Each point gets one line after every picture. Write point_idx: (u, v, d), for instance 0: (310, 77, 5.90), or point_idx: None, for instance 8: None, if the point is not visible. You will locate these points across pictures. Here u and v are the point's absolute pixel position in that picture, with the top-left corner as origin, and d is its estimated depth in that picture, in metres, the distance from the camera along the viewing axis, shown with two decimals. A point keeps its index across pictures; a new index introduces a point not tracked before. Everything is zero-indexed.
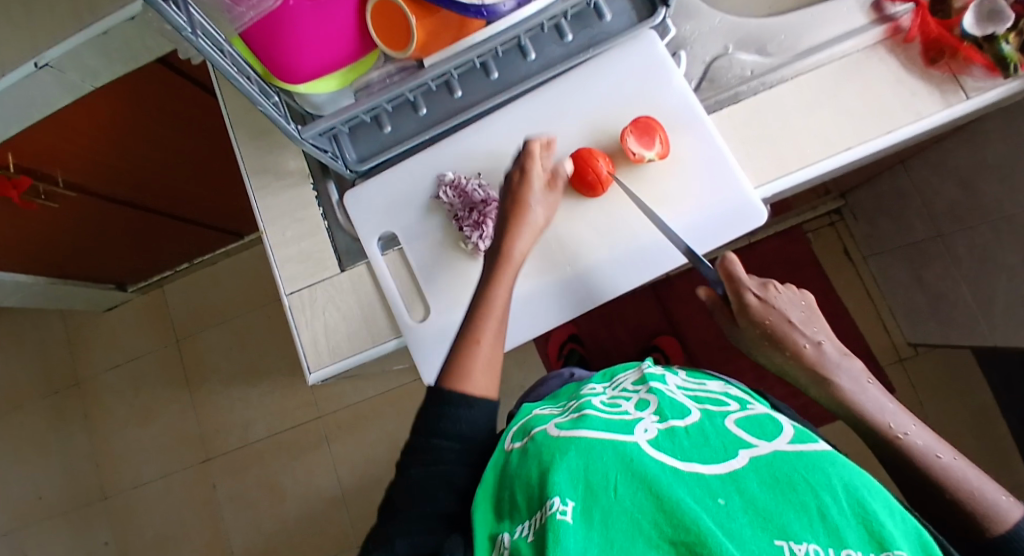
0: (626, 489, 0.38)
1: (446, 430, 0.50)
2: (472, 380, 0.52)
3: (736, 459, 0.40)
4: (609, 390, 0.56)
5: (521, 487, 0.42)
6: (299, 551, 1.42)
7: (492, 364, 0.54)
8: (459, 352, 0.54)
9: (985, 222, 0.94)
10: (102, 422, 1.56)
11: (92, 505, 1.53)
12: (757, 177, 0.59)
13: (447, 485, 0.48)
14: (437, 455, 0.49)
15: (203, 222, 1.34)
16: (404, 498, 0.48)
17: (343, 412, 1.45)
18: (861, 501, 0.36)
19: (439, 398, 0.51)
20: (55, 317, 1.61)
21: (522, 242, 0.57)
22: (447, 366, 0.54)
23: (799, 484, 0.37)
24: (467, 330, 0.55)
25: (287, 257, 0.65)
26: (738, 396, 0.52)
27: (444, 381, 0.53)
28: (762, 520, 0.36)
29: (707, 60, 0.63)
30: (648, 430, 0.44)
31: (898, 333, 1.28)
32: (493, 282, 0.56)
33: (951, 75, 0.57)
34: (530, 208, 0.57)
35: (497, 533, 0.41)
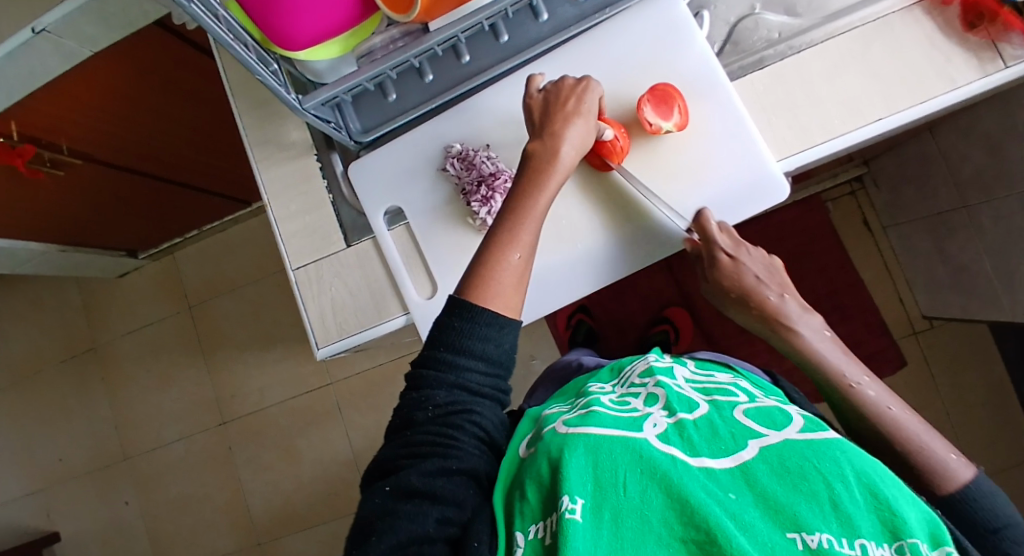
0: (635, 485, 0.37)
1: (468, 353, 0.46)
2: (498, 296, 0.49)
3: (746, 451, 0.39)
4: (618, 386, 0.56)
5: (532, 484, 0.40)
6: (314, 512, 1.46)
7: (520, 282, 0.51)
8: (490, 266, 0.50)
9: (1015, 193, 0.90)
10: (120, 387, 1.59)
11: (115, 465, 1.58)
12: (779, 150, 0.56)
13: (471, 424, 0.45)
14: (455, 390, 0.46)
15: (209, 190, 1.33)
16: (422, 445, 0.44)
17: (354, 380, 1.47)
18: (874, 490, 0.35)
19: (465, 317, 0.47)
20: (70, 284, 1.63)
21: (568, 149, 0.53)
22: (474, 276, 0.50)
23: (810, 474, 0.36)
24: (501, 237, 0.51)
25: (292, 232, 0.64)
26: (747, 388, 0.51)
27: (469, 294, 0.49)
28: (773, 513, 0.35)
29: (732, 20, 0.59)
30: (657, 425, 0.43)
31: (915, 306, 1.25)
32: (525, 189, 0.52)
33: (990, 41, 0.53)
34: (574, 122, 0.54)
35: (512, 534, 0.38)
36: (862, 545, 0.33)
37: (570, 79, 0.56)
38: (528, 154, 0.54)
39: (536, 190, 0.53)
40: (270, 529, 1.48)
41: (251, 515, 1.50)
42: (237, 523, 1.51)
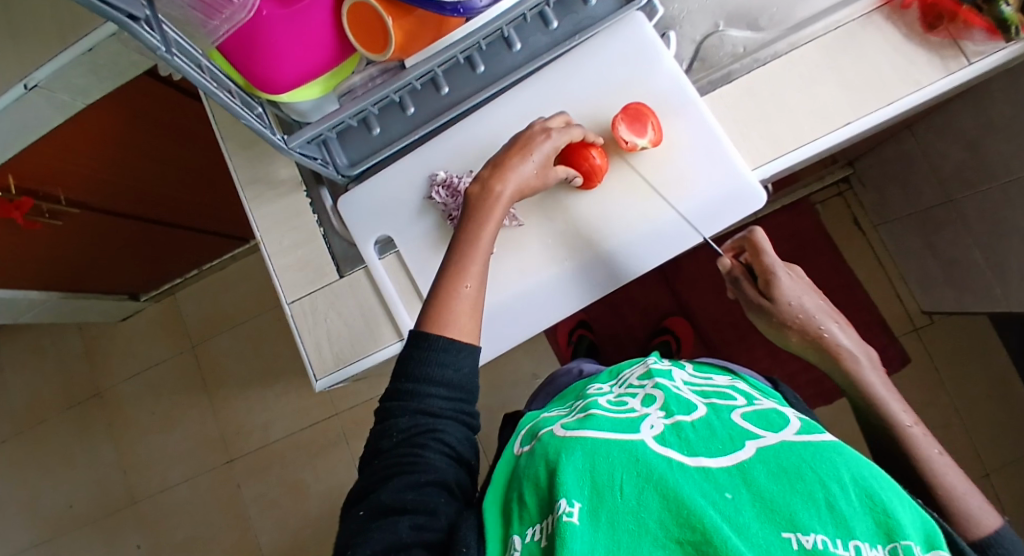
0: (631, 487, 0.38)
1: (429, 380, 0.48)
2: (454, 325, 0.50)
3: (743, 451, 0.40)
4: (616, 388, 0.57)
5: (530, 487, 0.41)
6: (325, 546, 1.45)
7: (475, 312, 0.52)
8: (444, 296, 0.51)
9: (997, 185, 0.91)
10: (125, 430, 1.60)
11: (123, 510, 1.57)
12: (753, 159, 0.58)
13: (435, 440, 0.46)
14: (418, 416, 0.46)
15: (206, 229, 1.35)
16: (391, 464, 0.45)
17: (358, 409, 1.47)
18: (870, 492, 0.36)
19: (420, 346, 0.48)
20: (73, 331, 1.64)
21: (506, 188, 0.54)
22: (430, 306, 0.51)
23: (807, 475, 0.37)
24: (453, 271, 0.52)
25: (285, 266, 0.65)
26: (745, 391, 0.52)
27: (426, 325, 0.50)
28: (769, 513, 0.36)
29: (697, 39, 0.61)
30: (655, 426, 0.44)
31: (911, 301, 1.26)
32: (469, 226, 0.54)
33: (951, 40, 0.55)
34: (527, 156, 0.55)
35: (509, 537, 0.40)
36: (857, 546, 0.34)
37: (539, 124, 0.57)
38: (471, 191, 0.55)
39: (482, 221, 0.54)
40: None
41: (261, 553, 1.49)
42: None
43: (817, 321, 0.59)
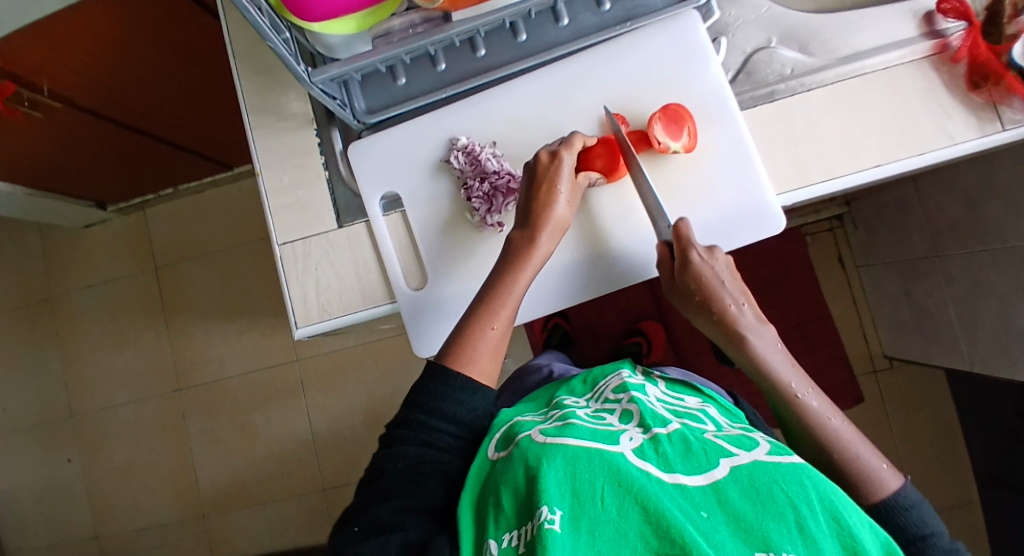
0: (612, 498, 0.38)
1: (442, 414, 0.51)
2: (475, 364, 0.53)
3: (718, 468, 0.40)
4: (592, 401, 0.56)
5: (507, 491, 0.41)
6: (265, 489, 1.44)
7: (497, 348, 0.55)
8: (468, 336, 0.54)
9: (987, 249, 0.93)
10: (74, 342, 1.53)
11: (60, 422, 1.52)
12: (780, 183, 0.57)
13: (439, 471, 0.49)
14: (426, 441, 0.50)
15: (191, 148, 1.28)
16: (392, 485, 0.48)
17: (321, 360, 1.44)
18: (836, 515, 0.36)
19: (438, 379, 0.52)
20: (31, 231, 1.56)
21: (545, 240, 0.55)
22: (455, 345, 0.54)
23: (779, 496, 0.37)
24: (479, 314, 0.55)
25: (282, 206, 0.62)
26: (714, 416, 0.51)
27: (449, 360, 0.53)
28: (744, 532, 0.35)
29: (747, 51, 0.60)
30: (633, 439, 0.44)
31: (876, 344, 1.30)
32: (503, 277, 0.55)
33: (989, 103, 0.55)
34: (556, 199, 0.55)
35: (483, 541, 0.40)
36: None
37: (542, 156, 0.55)
38: (508, 241, 0.56)
39: (514, 270, 0.55)
40: (217, 502, 1.45)
41: (199, 486, 1.47)
42: (183, 493, 1.47)
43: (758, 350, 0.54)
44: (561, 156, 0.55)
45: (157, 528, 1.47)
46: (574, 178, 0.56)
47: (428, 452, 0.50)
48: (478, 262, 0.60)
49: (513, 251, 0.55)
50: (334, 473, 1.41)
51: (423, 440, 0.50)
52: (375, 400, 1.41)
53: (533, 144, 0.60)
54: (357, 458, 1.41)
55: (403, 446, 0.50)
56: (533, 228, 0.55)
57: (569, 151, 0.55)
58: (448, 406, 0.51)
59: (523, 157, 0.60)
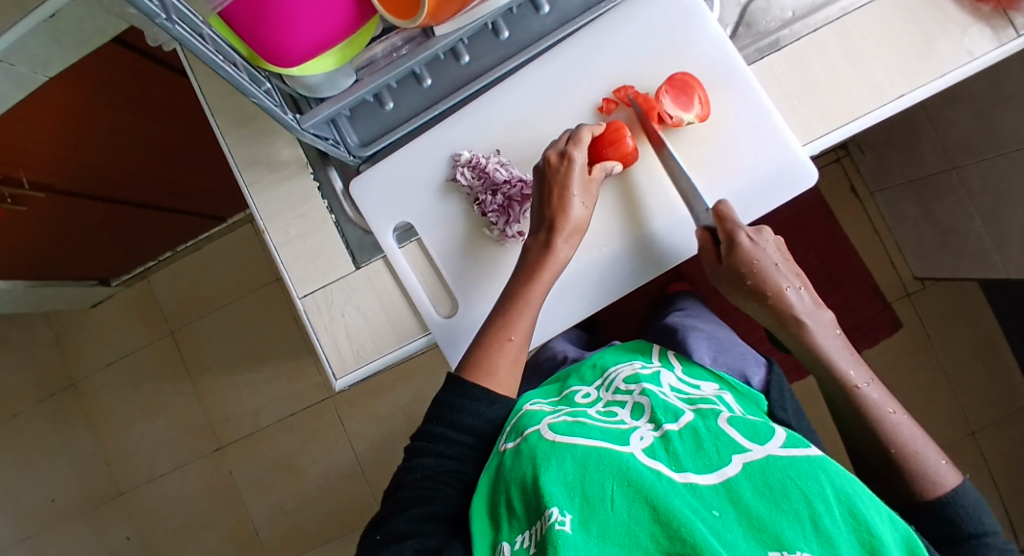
0: (621, 500, 0.37)
1: (458, 426, 0.52)
2: (496, 376, 0.53)
3: (729, 466, 0.38)
4: (603, 392, 0.56)
5: (519, 492, 0.42)
6: (323, 528, 1.44)
7: (515, 364, 0.54)
8: (486, 348, 0.53)
9: (1003, 153, 0.90)
10: (107, 419, 1.53)
11: (109, 501, 1.52)
12: (803, 134, 0.54)
13: (455, 479, 0.50)
14: (442, 453, 0.51)
15: (182, 209, 1.26)
16: (410, 495, 0.49)
17: (351, 390, 1.43)
18: (854, 510, 0.34)
19: (459, 394, 0.51)
20: (41, 319, 1.55)
21: (564, 246, 0.53)
22: (472, 355, 0.53)
23: (792, 491, 0.35)
24: (496, 326, 0.53)
25: (294, 257, 0.60)
26: (729, 401, 0.50)
27: (467, 373, 0.53)
28: (756, 532, 0.34)
29: (743, 1, 0.57)
30: (643, 438, 0.43)
31: (905, 267, 1.27)
32: (518, 289, 0.53)
33: (1000, 10, 0.52)
34: (571, 201, 0.52)
35: (498, 542, 0.41)
36: None
37: (552, 157, 0.53)
38: (525, 248, 0.55)
39: (533, 278, 0.53)
40: (277, 547, 1.45)
41: (258, 536, 1.46)
42: (244, 547, 1.47)
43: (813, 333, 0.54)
44: (571, 154, 0.52)
45: None
46: (589, 173, 0.53)
47: (445, 464, 0.50)
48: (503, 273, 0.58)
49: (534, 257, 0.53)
50: None
51: (440, 452, 0.50)
52: (415, 421, 1.40)
53: (539, 144, 0.57)
54: None
55: (421, 460, 0.51)
56: (550, 233, 0.53)
57: (580, 146, 0.52)
58: (466, 419, 0.51)
59: (532, 159, 0.57)
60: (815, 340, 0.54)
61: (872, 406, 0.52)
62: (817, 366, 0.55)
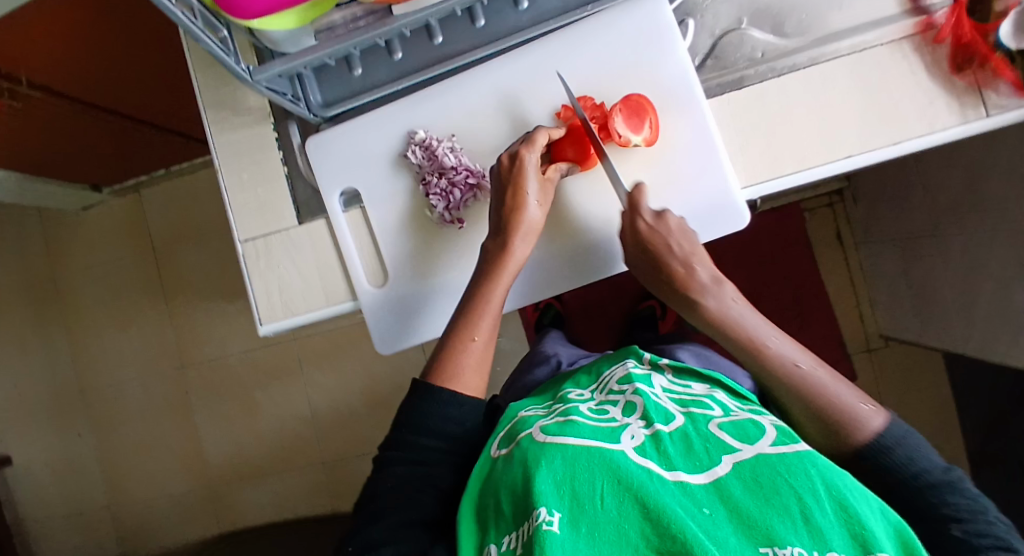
0: (612, 499, 0.37)
1: (429, 430, 0.51)
2: (462, 379, 0.53)
3: (720, 466, 0.39)
4: (597, 393, 0.53)
5: (507, 494, 0.41)
6: (268, 463, 1.48)
7: (481, 364, 0.54)
8: (450, 352, 0.53)
9: (984, 228, 0.90)
10: (80, 321, 1.56)
11: (70, 399, 1.56)
12: (746, 176, 0.55)
13: (431, 485, 0.49)
14: (415, 460, 0.49)
15: (179, 131, 1.27)
16: (385, 504, 0.48)
17: (317, 338, 1.46)
18: (844, 504, 0.36)
19: (426, 398, 0.51)
20: (32, 213, 1.57)
21: (521, 244, 0.54)
22: (438, 363, 0.53)
23: (783, 489, 0.36)
24: (461, 326, 0.54)
25: (242, 202, 0.61)
26: (722, 400, 0.49)
27: (434, 377, 0.53)
28: (747, 528, 0.35)
29: (717, 33, 0.57)
30: (635, 437, 0.43)
31: (874, 322, 1.28)
32: (481, 286, 0.54)
33: (976, 86, 0.51)
34: (527, 201, 0.54)
35: (485, 543, 0.41)
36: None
37: (506, 157, 0.54)
38: (484, 251, 0.56)
39: (493, 280, 0.54)
40: (223, 473, 1.50)
41: (205, 460, 1.51)
42: (191, 467, 1.52)
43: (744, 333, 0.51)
44: (525, 155, 0.53)
45: (167, 498, 1.53)
46: (543, 173, 0.55)
47: (419, 470, 0.49)
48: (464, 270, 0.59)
49: (487, 256, 0.55)
50: (334, 448, 1.45)
51: (412, 460, 0.49)
52: (373, 379, 1.43)
53: (496, 138, 0.58)
54: (356, 434, 1.44)
55: (392, 467, 0.50)
56: (507, 234, 0.54)
57: (535, 146, 0.54)
58: (434, 423, 0.51)
59: (483, 149, 0.58)
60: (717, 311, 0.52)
61: (780, 366, 0.50)
62: (748, 354, 0.51)
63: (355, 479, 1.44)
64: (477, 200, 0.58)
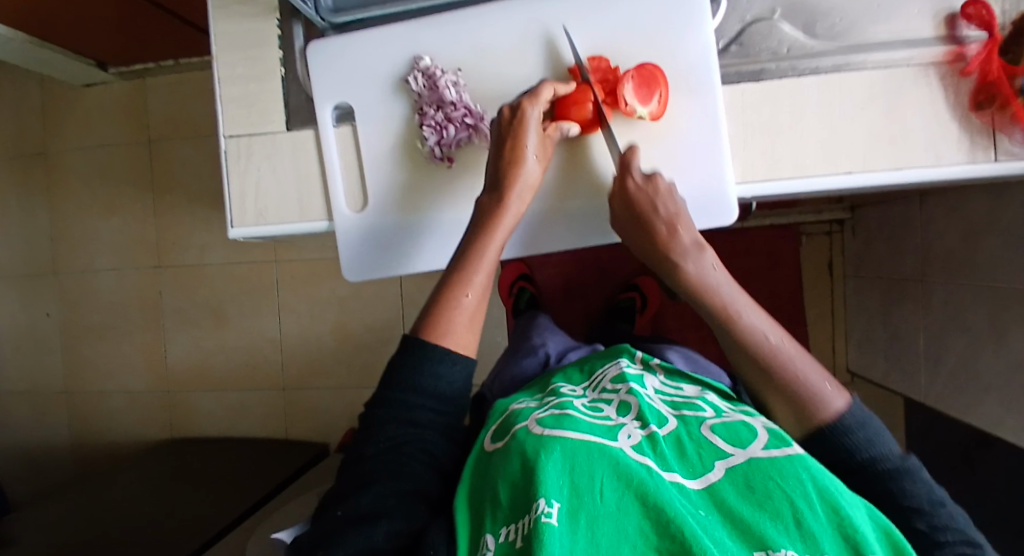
0: (611, 493, 0.38)
1: (421, 390, 0.49)
2: (452, 335, 0.51)
3: (713, 472, 0.40)
4: (590, 391, 0.55)
5: (505, 485, 0.41)
6: (229, 378, 1.49)
7: (473, 321, 0.52)
8: (445, 306, 0.51)
9: (969, 281, 0.90)
10: (64, 200, 1.53)
11: (43, 276, 1.55)
12: (742, 171, 0.53)
13: (422, 451, 0.49)
14: (407, 420, 0.49)
15: (192, 24, 1.22)
16: (372, 467, 0.48)
17: (297, 264, 1.44)
18: (836, 509, 0.36)
19: (419, 357, 0.49)
20: (33, 80, 1.53)
21: (515, 201, 0.53)
22: (431, 316, 0.52)
23: (776, 493, 0.37)
24: (453, 281, 0.52)
25: (231, 97, 0.59)
26: (714, 401, 0.49)
27: (425, 334, 0.51)
28: (742, 531, 0.36)
29: (747, 19, 0.54)
30: (631, 436, 0.43)
31: (842, 357, 1.29)
32: (477, 238, 0.52)
33: (989, 128, 0.50)
34: (525, 155, 0.52)
35: (480, 535, 0.41)
36: None
37: (507, 110, 0.53)
38: (478, 206, 0.54)
39: (488, 233, 0.53)
40: (182, 378, 1.51)
41: (166, 363, 1.51)
42: (151, 366, 1.52)
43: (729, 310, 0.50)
44: (528, 109, 0.52)
45: (124, 392, 1.54)
46: (543, 129, 0.53)
47: (409, 431, 0.49)
48: (453, 216, 0.57)
49: (484, 209, 0.53)
50: (295, 375, 1.46)
51: (402, 420, 0.49)
52: (344, 315, 1.43)
53: (502, 83, 0.56)
54: (320, 366, 1.44)
55: (384, 426, 0.49)
56: (502, 189, 0.53)
57: (539, 100, 0.52)
58: (428, 383, 0.49)
59: (487, 91, 0.56)
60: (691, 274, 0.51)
61: (752, 337, 0.49)
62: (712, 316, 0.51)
63: (312, 409, 1.45)
64: (471, 142, 0.56)
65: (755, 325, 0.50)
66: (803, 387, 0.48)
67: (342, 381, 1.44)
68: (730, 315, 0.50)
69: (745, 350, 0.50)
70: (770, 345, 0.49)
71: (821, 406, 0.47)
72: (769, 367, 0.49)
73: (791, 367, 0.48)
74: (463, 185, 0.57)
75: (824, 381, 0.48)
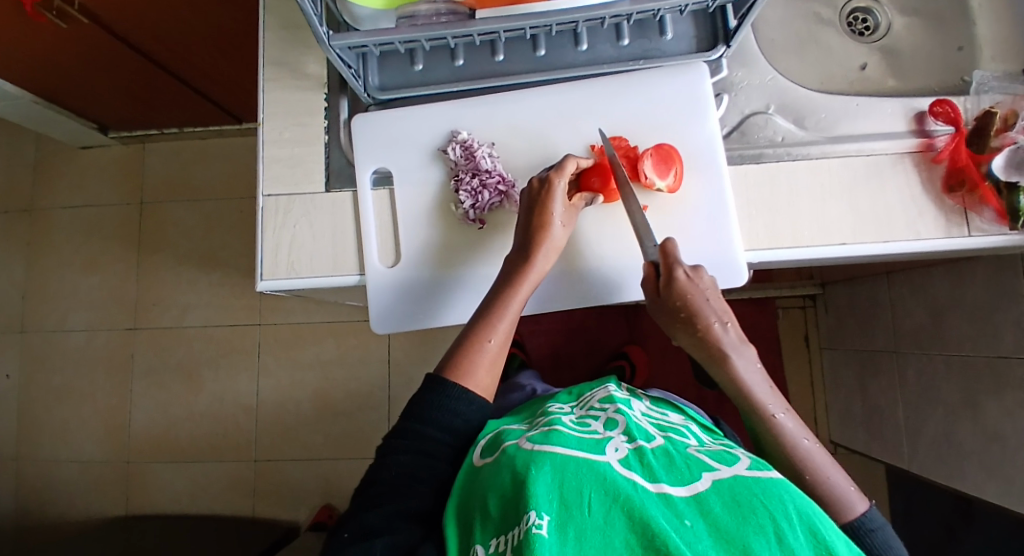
0: (599, 506, 0.38)
1: (435, 423, 0.53)
2: (474, 378, 0.55)
3: (701, 482, 0.40)
4: (577, 409, 0.57)
5: (494, 496, 0.42)
6: (197, 446, 1.42)
7: (492, 366, 0.57)
8: (467, 351, 0.56)
9: (942, 354, 0.96)
10: (44, 257, 1.50)
11: (8, 334, 1.49)
12: (749, 241, 0.59)
13: (430, 477, 0.50)
14: (420, 450, 0.51)
15: (207, 95, 1.28)
16: (384, 491, 0.49)
17: (284, 328, 1.43)
18: (815, 530, 0.36)
19: (435, 391, 0.54)
20: (28, 138, 1.53)
21: (541, 259, 0.57)
22: (453, 358, 0.56)
23: (759, 508, 0.37)
24: (477, 328, 0.56)
25: (275, 157, 0.63)
26: (697, 431, 0.53)
27: (448, 373, 0.55)
28: (725, 541, 0.35)
29: (745, 112, 0.63)
30: (619, 450, 0.44)
31: (825, 429, 1.33)
32: (501, 290, 0.56)
33: (963, 209, 0.57)
34: (552, 221, 0.57)
35: (470, 545, 0.41)
36: None
37: (536, 180, 0.58)
38: (506, 263, 0.58)
39: (513, 287, 0.56)
40: (147, 446, 1.43)
41: (130, 429, 1.44)
42: (114, 432, 1.44)
43: (761, 403, 0.56)
44: (554, 180, 0.57)
45: (78, 461, 1.44)
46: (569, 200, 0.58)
47: (424, 462, 0.51)
48: (482, 273, 0.61)
49: (512, 265, 0.57)
50: (269, 445, 1.40)
51: (417, 450, 0.51)
52: (328, 382, 1.40)
53: (531, 156, 0.62)
54: (296, 435, 1.40)
55: (395, 455, 0.51)
56: (531, 248, 0.56)
57: (565, 172, 0.57)
58: (444, 416, 0.53)
59: (518, 163, 0.62)
60: (738, 373, 0.57)
61: (784, 436, 0.54)
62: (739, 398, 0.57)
63: (284, 481, 1.39)
64: (502, 206, 0.61)
65: (788, 426, 0.55)
66: (820, 481, 0.52)
67: (319, 450, 1.39)
68: (761, 406, 0.56)
69: (773, 443, 0.55)
70: (794, 443, 0.54)
71: (843, 509, 0.51)
72: (793, 462, 0.53)
73: (814, 469, 0.53)
74: (492, 245, 0.61)
75: (847, 483, 0.52)
